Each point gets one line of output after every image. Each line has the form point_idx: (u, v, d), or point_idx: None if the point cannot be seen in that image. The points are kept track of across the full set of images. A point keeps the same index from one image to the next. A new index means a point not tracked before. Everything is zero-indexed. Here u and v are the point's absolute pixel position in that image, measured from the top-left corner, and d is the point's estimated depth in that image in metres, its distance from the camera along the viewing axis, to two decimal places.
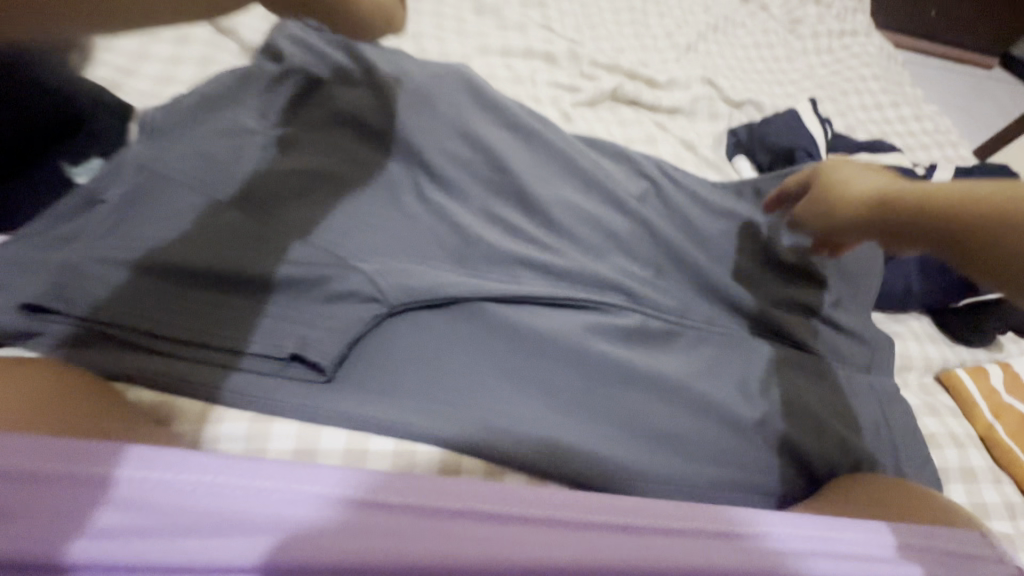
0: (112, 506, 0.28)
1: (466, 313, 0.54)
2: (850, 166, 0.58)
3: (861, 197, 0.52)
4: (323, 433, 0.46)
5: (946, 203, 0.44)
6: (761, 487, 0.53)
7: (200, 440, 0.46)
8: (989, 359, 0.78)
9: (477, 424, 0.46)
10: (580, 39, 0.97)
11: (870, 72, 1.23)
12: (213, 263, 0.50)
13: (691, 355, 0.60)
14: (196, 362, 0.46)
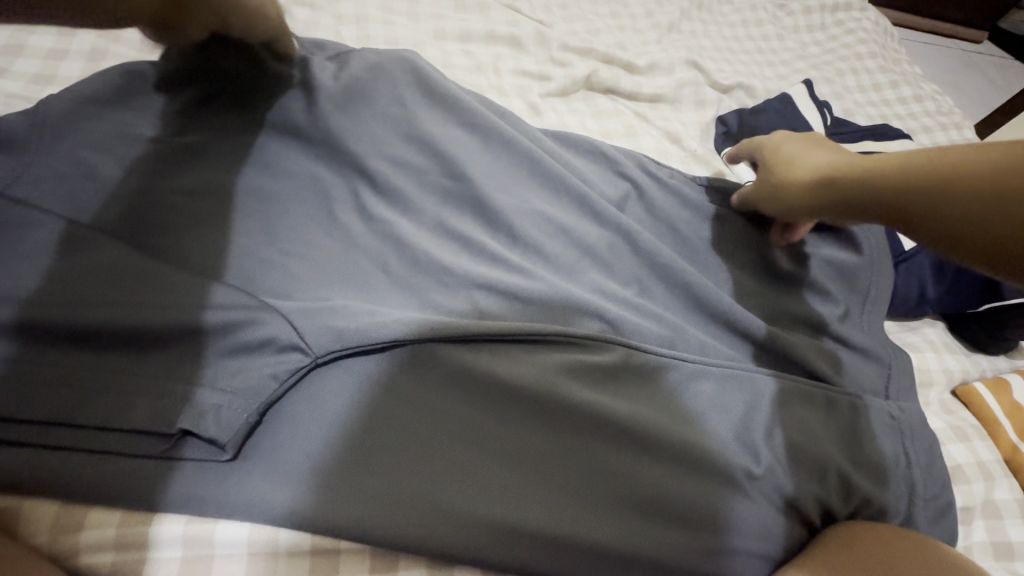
0: None
1: (412, 360, 0.44)
2: (795, 141, 0.60)
3: (811, 172, 0.54)
4: (219, 527, 0.37)
5: (879, 170, 0.47)
6: (757, 553, 0.46)
7: (64, 547, 0.36)
8: (1011, 369, 0.70)
9: (422, 512, 0.39)
10: (550, 20, 0.87)
11: (867, 49, 1.13)
12: (80, 316, 0.39)
13: (683, 393, 0.51)
14: (55, 450, 0.37)
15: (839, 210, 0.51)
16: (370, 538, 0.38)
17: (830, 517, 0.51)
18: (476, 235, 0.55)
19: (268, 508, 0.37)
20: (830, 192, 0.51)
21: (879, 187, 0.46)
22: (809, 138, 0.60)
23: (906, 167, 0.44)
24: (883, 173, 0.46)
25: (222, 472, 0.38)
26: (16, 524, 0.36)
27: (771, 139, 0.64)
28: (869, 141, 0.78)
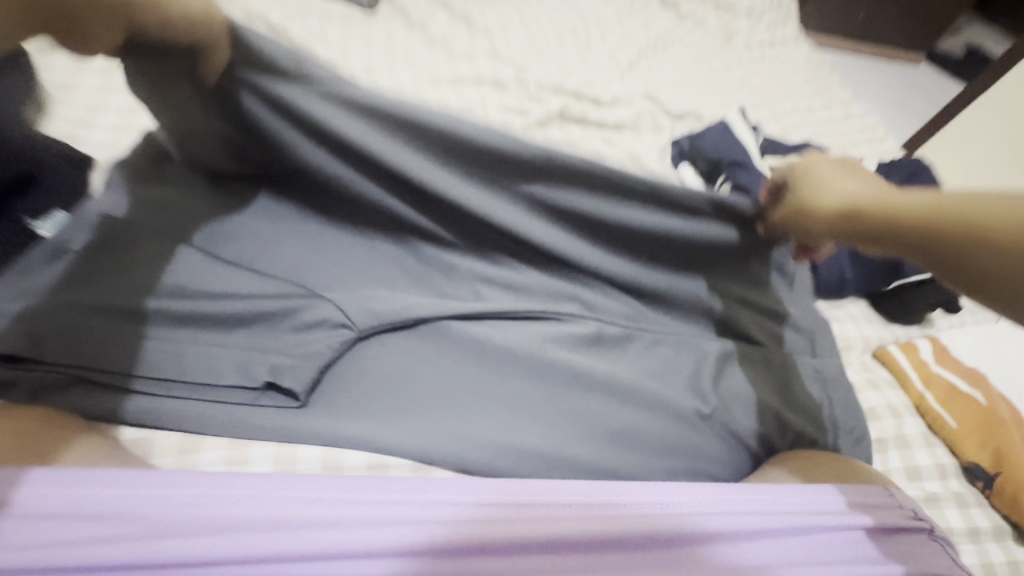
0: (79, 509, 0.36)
1: (430, 333, 0.58)
2: (829, 161, 0.53)
3: (847, 204, 0.48)
4: (299, 451, 0.49)
5: (940, 209, 0.40)
6: (710, 471, 0.58)
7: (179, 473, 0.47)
8: (921, 334, 0.85)
9: (446, 441, 0.50)
10: (527, 64, 1.03)
11: (800, 78, 1.32)
12: (185, 304, 0.52)
13: (645, 357, 0.64)
14: (175, 399, 0.48)
15: (873, 244, 0.45)
16: (411, 456, 0.49)
17: (772, 448, 0.63)
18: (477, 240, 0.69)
19: (334, 434, 0.49)
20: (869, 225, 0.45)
21: (933, 228, 0.40)
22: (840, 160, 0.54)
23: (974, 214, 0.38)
24: (944, 212, 0.39)
25: (293, 413, 0.50)
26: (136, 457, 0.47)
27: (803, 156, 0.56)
28: (795, 154, 0.94)
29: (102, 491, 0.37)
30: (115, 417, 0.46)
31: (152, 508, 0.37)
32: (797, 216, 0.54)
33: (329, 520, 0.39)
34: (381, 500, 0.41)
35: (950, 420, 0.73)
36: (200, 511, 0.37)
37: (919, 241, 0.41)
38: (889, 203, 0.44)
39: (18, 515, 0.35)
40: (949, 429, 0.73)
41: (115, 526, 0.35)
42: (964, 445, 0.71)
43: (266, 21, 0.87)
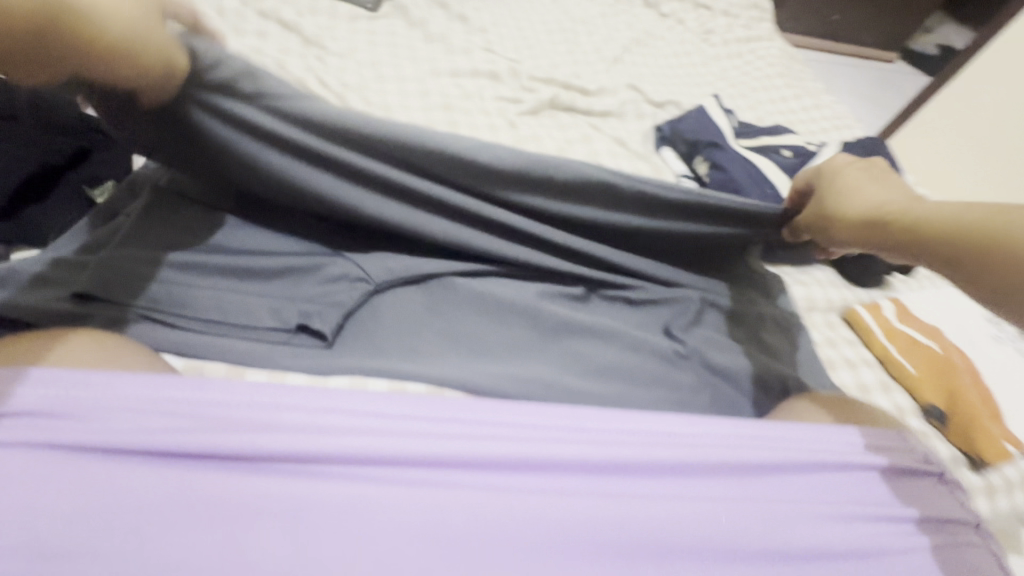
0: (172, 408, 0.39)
1: (440, 284, 0.65)
2: (862, 172, 0.58)
3: (858, 207, 0.54)
4: (329, 379, 0.55)
5: (959, 215, 0.43)
6: (697, 403, 0.64)
7: None
8: (881, 297, 0.94)
9: (453, 371, 0.57)
10: (520, 58, 1.11)
11: (774, 71, 1.42)
12: (225, 260, 0.59)
13: (629, 310, 0.72)
14: (219, 336, 0.55)
15: (894, 248, 0.50)
16: (428, 381, 0.56)
17: (760, 382, 0.68)
18: None
19: (358, 366, 0.56)
20: (873, 226, 0.51)
21: (949, 232, 0.44)
22: (869, 165, 0.59)
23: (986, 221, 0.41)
24: (960, 219, 0.43)
25: (322, 351, 0.57)
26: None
27: (830, 161, 0.62)
28: (766, 137, 1.03)
29: (149, 391, 0.40)
30: (168, 349, 0.53)
31: (188, 409, 0.40)
32: (825, 221, 0.59)
33: (359, 430, 0.41)
34: (406, 416, 0.43)
35: (910, 367, 0.81)
36: (236, 415, 0.40)
37: (936, 245, 0.45)
38: (916, 212, 0.48)
39: (76, 405, 0.39)
40: (908, 375, 0.81)
41: (154, 418, 0.39)
42: (921, 389, 0.79)
43: (280, 19, 0.95)
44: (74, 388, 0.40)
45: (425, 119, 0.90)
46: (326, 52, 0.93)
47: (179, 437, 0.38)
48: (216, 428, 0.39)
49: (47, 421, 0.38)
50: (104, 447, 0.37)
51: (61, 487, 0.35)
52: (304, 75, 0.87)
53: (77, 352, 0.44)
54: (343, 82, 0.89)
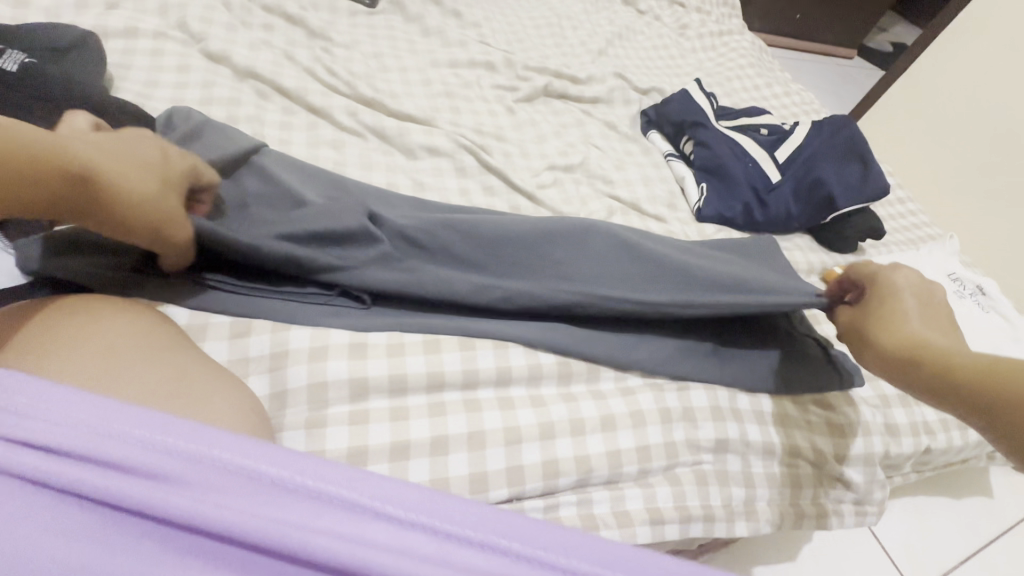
0: (128, 442, 0.31)
1: None
2: (912, 298, 0.54)
3: (897, 340, 0.50)
4: (370, 333, 0.57)
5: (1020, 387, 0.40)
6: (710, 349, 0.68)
7: (272, 347, 0.54)
8: (856, 259, 1.02)
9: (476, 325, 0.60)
10: (512, 50, 1.17)
11: (746, 61, 1.51)
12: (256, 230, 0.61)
13: None
14: (261, 297, 0.57)
15: (936, 396, 0.46)
16: (461, 332, 0.60)
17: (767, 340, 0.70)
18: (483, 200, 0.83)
19: (397, 324, 0.58)
20: (908, 367, 0.48)
21: (1006, 402, 0.41)
22: (923, 286, 0.55)
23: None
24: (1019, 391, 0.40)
25: (359, 311, 0.59)
26: (232, 334, 0.54)
27: (883, 271, 0.57)
28: (744, 117, 1.11)
29: (115, 424, 0.32)
30: (212, 308, 0.55)
31: (155, 456, 0.31)
32: (857, 342, 0.55)
33: (338, 533, 0.29)
34: (432, 527, 0.30)
35: None
36: (210, 475, 0.30)
37: (988, 412, 0.42)
38: (969, 365, 0.45)
39: (22, 405, 0.32)
40: None
41: (118, 451, 0.31)
42: None
43: (285, 13, 0.98)
44: (20, 399, 0.32)
45: (429, 105, 0.95)
46: (331, 44, 0.97)
47: (117, 480, 0.30)
48: (177, 488, 0.30)
49: None
50: (36, 478, 0.30)
51: None
52: (312, 65, 0.91)
53: (18, 355, 0.41)
54: (350, 71, 0.93)
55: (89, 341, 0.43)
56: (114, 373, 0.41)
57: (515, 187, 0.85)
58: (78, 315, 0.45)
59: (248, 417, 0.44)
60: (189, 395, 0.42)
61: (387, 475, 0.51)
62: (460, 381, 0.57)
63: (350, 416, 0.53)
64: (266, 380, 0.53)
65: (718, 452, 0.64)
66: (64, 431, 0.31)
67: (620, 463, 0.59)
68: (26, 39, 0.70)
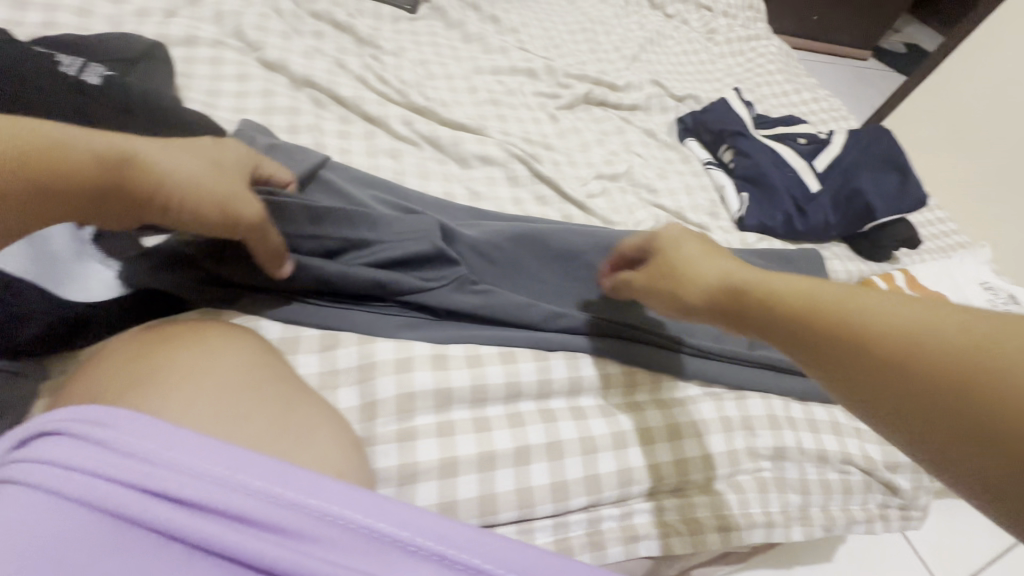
0: (254, 496, 0.36)
1: (524, 244, 0.69)
2: (694, 248, 0.52)
3: (716, 281, 0.48)
4: (449, 345, 0.59)
5: (876, 332, 0.36)
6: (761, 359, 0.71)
7: (361, 358, 0.56)
8: (892, 268, 1.04)
9: (543, 340, 0.63)
10: (550, 56, 1.18)
11: (774, 67, 1.52)
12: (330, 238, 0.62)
13: None
14: (339, 309, 0.59)
15: (771, 342, 0.43)
16: (534, 344, 0.62)
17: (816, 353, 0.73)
18: (536, 209, 0.85)
19: (469, 336, 0.61)
20: (737, 307, 0.45)
21: (859, 356, 0.36)
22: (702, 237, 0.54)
23: (904, 349, 0.34)
24: (869, 336, 0.36)
25: (430, 323, 0.61)
26: (322, 347, 0.57)
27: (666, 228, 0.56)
28: (780, 127, 1.13)
29: (234, 474, 0.36)
30: (301, 321, 0.58)
31: (281, 512, 0.36)
32: (671, 297, 0.51)
33: None
34: None
35: None
36: (335, 533, 0.36)
37: (829, 358, 0.38)
38: (792, 308, 0.41)
39: (153, 452, 0.36)
40: None
41: (250, 502, 0.35)
42: None
43: (334, 20, 1.00)
44: (152, 445, 0.36)
45: (476, 113, 0.97)
46: (380, 52, 0.99)
47: (247, 535, 0.35)
48: (312, 544, 0.36)
49: (128, 461, 0.35)
50: (169, 531, 0.34)
51: (123, 547, 0.34)
52: (364, 73, 0.92)
53: (137, 392, 0.41)
54: (400, 80, 0.94)
55: (207, 379, 0.43)
56: (237, 413, 0.42)
57: (567, 196, 0.87)
58: (197, 351, 0.44)
59: (349, 448, 0.48)
60: (297, 420, 0.45)
61: (475, 484, 0.53)
62: (535, 390, 0.60)
63: (437, 427, 0.55)
64: (354, 392, 0.55)
65: (776, 459, 0.67)
66: (202, 487, 0.35)
67: (686, 471, 0.61)
68: (99, 50, 0.72)
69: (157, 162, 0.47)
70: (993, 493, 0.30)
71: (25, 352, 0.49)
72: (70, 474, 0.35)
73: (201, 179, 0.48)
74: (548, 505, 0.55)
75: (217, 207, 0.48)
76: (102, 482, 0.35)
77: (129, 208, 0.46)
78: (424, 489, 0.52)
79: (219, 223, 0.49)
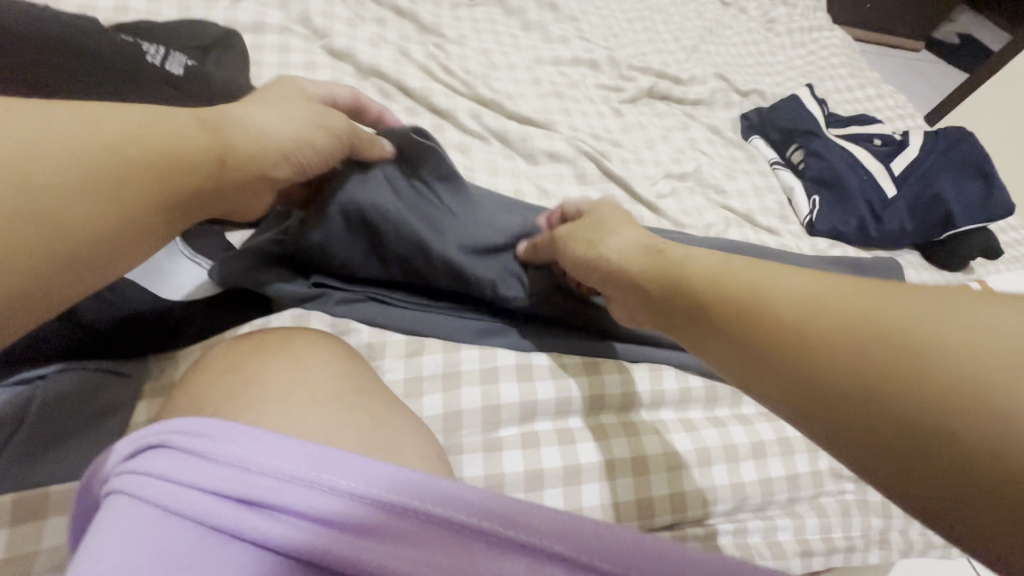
0: (335, 492, 0.33)
1: None
2: (618, 221, 0.55)
3: (625, 258, 0.49)
4: (533, 354, 0.58)
5: (778, 307, 0.34)
6: None
7: (447, 365, 0.55)
8: (968, 279, 0.99)
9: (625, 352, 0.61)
10: (611, 46, 1.14)
11: (838, 60, 1.45)
12: None
13: None
14: (424, 313, 0.58)
15: (681, 323, 0.41)
16: (617, 356, 0.60)
17: None
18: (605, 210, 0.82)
19: (553, 344, 0.59)
20: (656, 277, 0.45)
21: (762, 329, 0.34)
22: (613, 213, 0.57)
23: (803, 321, 0.32)
24: (770, 309, 0.34)
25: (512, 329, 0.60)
26: (408, 352, 0.55)
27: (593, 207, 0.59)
28: (852, 126, 1.08)
29: (316, 472, 0.33)
30: (388, 325, 0.56)
31: (364, 509, 0.33)
32: (591, 264, 0.52)
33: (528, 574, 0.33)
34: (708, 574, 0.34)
35: None
36: (412, 527, 0.33)
37: (720, 333, 0.37)
38: (703, 280, 0.40)
39: (235, 453, 0.33)
40: None
41: (335, 502, 0.33)
42: None
43: (396, 6, 0.97)
44: (232, 446, 0.34)
45: (541, 107, 0.94)
46: (443, 40, 0.96)
47: (338, 538, 0.32)
48: (390, 542, 0.33)
49: (213, 466, 0.33)
50: (261, 539, 0.32)
51: (223, 558, 0.31)
52: (429, 62, 0.90)
53: (237, 404, 0.40)
54: (465, 70, 0.92)
55: (302, 392, 0.41)
56: (322, 415, 0.40)
57: (636, 196, 0.85)
58: (280, 356, 0.44)
59: (436, 463, 0.45)
60: (384, 426, 0.43)
61: (561, 499, 0.51)
62: (618, 403, 0.58)
63: (522, 438, 0.53)
64: (439, 399, 0.53)
65: (859, 481, 0.64)
66: (285, 491, 0.33)
67: (772, 492, 0.59)
68: (176, 37, 0.71)
69: (240, 119, 0.44)
70: (880, 462, 0.28)
71: (131, 356, 0.49)
72: (159, 482, 0.33)
73: (288, 115, 0.46)
74: (633, 523, 0.53)
75: (322, 132, 0.48)
76: (189, 490, 0.33)
77: (255, 167, 0.44)
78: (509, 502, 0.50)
79: (326, 142, 0.48)
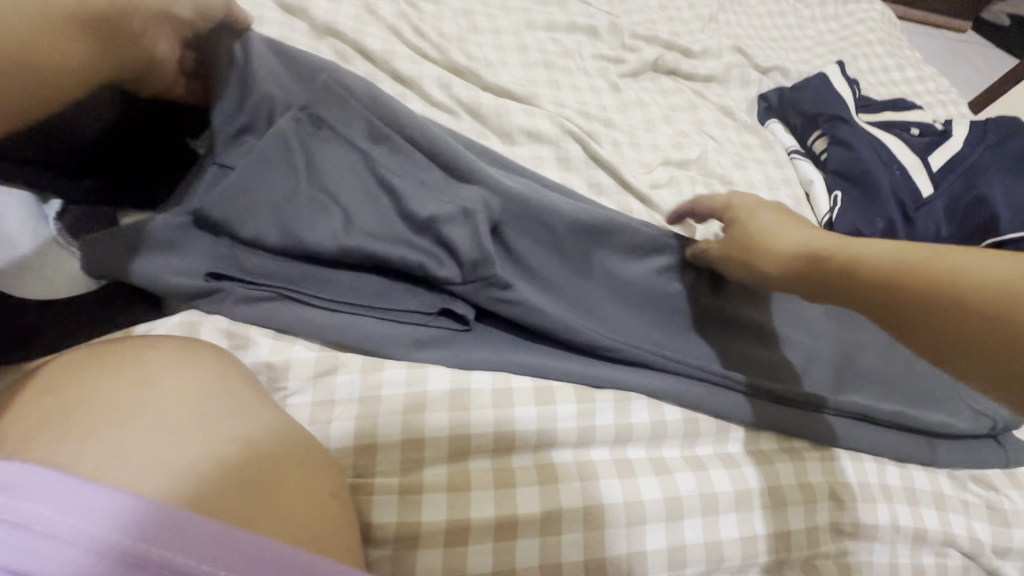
0: (142, 565, 0.29)
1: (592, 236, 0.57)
2: (775, 216, 0.52)
3: (792, 252, 0.48)
4: (473, 375, 0.48)
5: (971, 294, 0.35)
6: (851, 415, 0.57)
7: (363, 389, 0.46)
8: None
9: (588, 375, 0.51)
10: (615, 12, 1.01)
11: (876, 36, 1.28)
12: (356, 197, 0.53)
13: (792, 324, 0.61)
14: (352, 317, 0.49)
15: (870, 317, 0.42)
16: (574, 379, 0.51)
17: (915, 429, 0.59)
18: (588, 201, 0.71)
19: (504, 361, 0.50)
20: (816, 279, 0.46)
21: (956, 324, 0.35)
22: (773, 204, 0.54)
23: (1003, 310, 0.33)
24: (966, 303, 0.35)
25: (458, 340, 0.51)
26: (318, 372, 0.46)
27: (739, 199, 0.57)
28: (885, 112, 0.94)
29: (123, 539, 0.29)
30: (304, 334, 0.47)
31: None
32: (752, 273, 0.52)
33: None
34: None
35: None
36: None
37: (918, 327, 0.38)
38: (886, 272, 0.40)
39: (29, 515, 0.29)
40: None
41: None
42: None
43: None
44: (26, 505, 0.29)
45: (525, 78, 0.82)
46: None
47: None
48: None
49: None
50: None
51: None
52: (397, 21, 0.78)
53: (51, 433, 0.34)
54: (439, 32, 0.80)
55: (148, 417, 0.36)
56: (172, 458, 0.34)
57: (627, 185, 0.73)
58: (133, 380, 0.38)
59: (326, 502, 0.39)
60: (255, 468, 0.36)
61: (490, 559, 0.42)
62: (574, 439, 0.48)
63: (450, 481, 0.44)
64: (350, 429, 0.44)
65: (865, 540, 0.53)
66: (5, 539, 0.28)
67: (755, 552, 0.49)
68: None
69: None
70: None
71: None
72: None
73: None
74: None
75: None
76: None
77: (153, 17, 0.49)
78: (425, 559, 0.42)
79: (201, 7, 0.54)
